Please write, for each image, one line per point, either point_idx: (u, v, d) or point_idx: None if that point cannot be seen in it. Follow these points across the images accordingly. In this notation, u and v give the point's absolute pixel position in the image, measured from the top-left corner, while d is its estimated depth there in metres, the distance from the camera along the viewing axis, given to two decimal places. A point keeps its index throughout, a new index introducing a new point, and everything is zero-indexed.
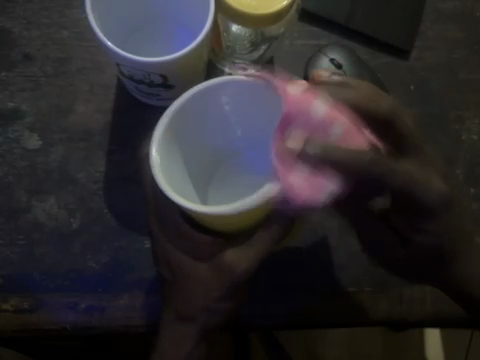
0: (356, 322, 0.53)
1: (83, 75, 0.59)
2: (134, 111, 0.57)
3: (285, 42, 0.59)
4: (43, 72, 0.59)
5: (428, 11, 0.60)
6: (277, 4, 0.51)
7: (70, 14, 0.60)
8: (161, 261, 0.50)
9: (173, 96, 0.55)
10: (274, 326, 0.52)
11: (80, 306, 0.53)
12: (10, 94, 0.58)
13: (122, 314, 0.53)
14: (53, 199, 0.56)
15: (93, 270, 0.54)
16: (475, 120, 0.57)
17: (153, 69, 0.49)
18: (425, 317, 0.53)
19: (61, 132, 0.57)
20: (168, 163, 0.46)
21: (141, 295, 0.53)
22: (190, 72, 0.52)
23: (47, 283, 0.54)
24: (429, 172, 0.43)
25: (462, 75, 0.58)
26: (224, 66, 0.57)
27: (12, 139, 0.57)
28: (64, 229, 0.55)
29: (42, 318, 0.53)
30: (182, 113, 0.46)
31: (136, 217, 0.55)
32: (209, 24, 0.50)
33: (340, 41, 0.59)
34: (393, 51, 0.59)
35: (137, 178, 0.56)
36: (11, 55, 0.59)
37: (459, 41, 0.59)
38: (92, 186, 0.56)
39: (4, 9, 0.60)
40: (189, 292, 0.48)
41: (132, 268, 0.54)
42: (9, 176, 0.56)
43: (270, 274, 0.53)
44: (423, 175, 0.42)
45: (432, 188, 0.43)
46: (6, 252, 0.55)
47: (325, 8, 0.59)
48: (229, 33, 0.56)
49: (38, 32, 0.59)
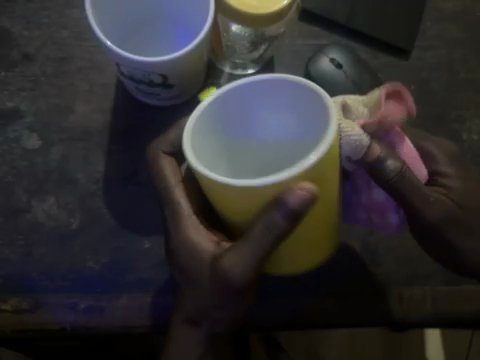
0: (355, 322, 0.52)
1: (83, 75, 0.59)
2: (135, 111, 0.57)
3: (285, 42, 0.59)
4: (43, 72, 0.59)
5: (429, 11, 0.60)
6: (278, 4, 0.51)
7: (70, 14, 0.61)
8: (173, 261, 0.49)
9: (172, 96, 0.55)
10: (274, 325, 0.52)
11: (79, 307, 0.52)
12: (10, 94, 0.58)
13: (122, 314, 0.52)
14: (52, 199, 0.56)
15: (93, 271, 0.54)
16: (475, 119, 0.56)
17: (153, 69, 0.49)
18: (440, 315, 0.52)
19: (61, 132, 0.57)
20: (201, 144, 0.41)
21: (141, 296, 0.53)
22: (190, 72, 0.52)
23: (46, 284, 0.53)
24: (364, 308, 0.52)
25: (462, 75, 0.58)
26: (225, 66, 0.58)
27: (11, 139, 0.57)
28: (63, 229, 0.55)
29: (43, 318, 0.52)
30: (218, 116, 0.41)
31: (136, 217, 0.55)
32: (208, 24, 0.50)
33: (341, 40, 0.59)
34: (393, 50, 0.59)
35: (136, 178, 0.56)
36: (10, 55, 0.59)
37: (460, 40, 0.59)
38: (91, 186, 0.56)
39: (4, 9, 0.61)
40: (194, 310, 0.47)
41: (132, 268, 0.53)
42: (8, 176, 0.56)
43: (285, 296, 0.53)
44: (369, 298, 0.52)
45: (380, 304, 0.52)
46: (5, 252, 0.54)
47: (324, 7, 0.59)
48: (229, 33, 0.57)
49: (38, 32, 0.60)
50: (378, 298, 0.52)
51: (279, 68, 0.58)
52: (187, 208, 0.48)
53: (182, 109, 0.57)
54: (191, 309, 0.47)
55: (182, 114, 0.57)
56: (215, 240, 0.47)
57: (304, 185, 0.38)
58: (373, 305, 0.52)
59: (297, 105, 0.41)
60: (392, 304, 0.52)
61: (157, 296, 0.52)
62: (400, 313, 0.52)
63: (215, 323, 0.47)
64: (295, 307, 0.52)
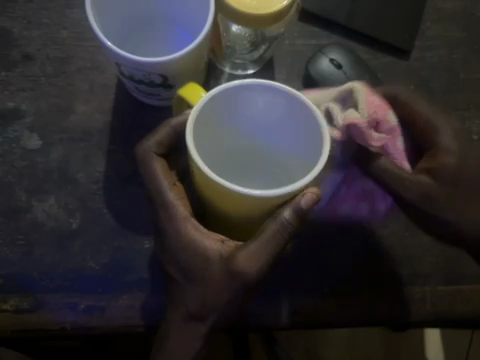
0: (356, 322, 0.52)
1: (83, 75, 0.59)
2: (135, 111, 0.57)
3: (285, 43, 0.59)
4: (43, 72, 0.59)
5: (429, 10, 0.60)
6: (278, 4, 0.51)
7: (70, 15, 0.61)
8: (168, 260, 0.48)
9: (171, 96, 0.55)
10: (274, 325, 0.52)
11: (79, 307, 0.53)
12: (10, 94, 0.58)
13: (121, 315, 0.52)
14: (52, 199, 0.56)
15: (93, 271, 0.54)
16: (475, 119, 0.56)
17: (152, 69, 0.49)
18: (440, 315, 0.52)
19: (61, 132, 0.57)
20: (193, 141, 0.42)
21: (141, 295, 0.53)
22: (190, 73, 0.52)
23: (46, 284, 0.53)
24: (364, 308, 0.52)
25: (462, 75, 0.58)
26: (225, 66, 0.58)
27: (11, 139, 0.57)
28: (64, 229, 0.55)
29: (44, 318, 0.52)
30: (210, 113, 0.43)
31: (136, 217, 0.55)
32: (208, 25, 0.50)
33: (341, 40, 0.59)
34: (393, 51, 0.59)
35: (136, 178, 0.56)
36: (11, 55, 0.59)
37: (459, 40, 0.59)
38: (92, 186, 0.56)
39: (4, 9, 0.61)
40: (197, 305, 0.46)
41: (132, 268, 0.54)
42: (8, 175, 0.56)
43: (285, 296, 0.53)
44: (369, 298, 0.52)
45: (380, 305, 0.52)
46: (5, 252, 0.54)
47: (325, 7, 0.59)
48: (229, 33, 0.57)
49: (38, 32, 0.60)
50: (379, 299, 0.52)
51: (278, 68, 0.58)
52: (185, 210, 0.47)
53: None
54: (193, 304, 0.47)
55: None
56: (221, 239, 0.46)
57: (309, 191, 0.41)
58: (373, 305, 0.52)
59: (290, 111, 0.44)
60: (392, 304, 0.52)
61: (158, 296, 0.53)
62: (400, 313, 0.52)
63: (213, 317, 0.47)
64: (295, 307, 0.52)
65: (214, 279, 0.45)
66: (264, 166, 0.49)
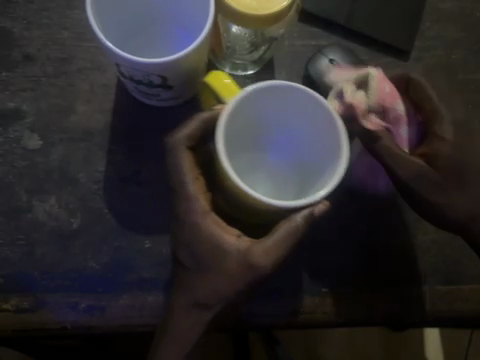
0: (356, 321, 0.53)
1: (84, 75, 0.59)
2: (136, 111, 0.58)
3: (285, 43, 0.59)
4: (43, 72, 0.59)
5: (429, 10, 0.60)
6: (278, 4, 0.51)
7: (71, 15, 0.60)
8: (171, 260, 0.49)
9: (170, 96, 0.55)
10: (274, 325, 0.52)
11: (80, 306, 0.53)
12: (10, 94, 0.58)
13: (121, 314, 0.53)
14: (53, 199, 0.56)
15: (93, 270, 0.54)
16: None
17: (152, 69, 0.49)
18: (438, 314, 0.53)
19: (61, 133, 0.58)
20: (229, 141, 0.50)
21: (141, 295, 0.53)
22: (190, 72, 0.52)
23: (47, 283, 0.54)
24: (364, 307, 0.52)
25: (461, 75, 0.59)
26: (224, 66, 0.58)
27: (12, 139, 0.57)
28: (64, 229, 0.55)
29: (44, 318, 0.53)
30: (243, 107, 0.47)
31: (137, 217, 0.55)
32: (208, 25, 0.50)
33: (341, 41, 0.59)
34: (393, 51, 0.59)
35: (137, 178, 0.56)
36: (11, 55, 0.59)
37: (459, 41, 0.60)
38: (92, 186, 0.56)
39: (4, 9, 0.60)
40: (207, 294, 0.47)
41: (132, 267, 0.54)
42: (9, 176, 0.56)
43: (285, 296, 0.53)
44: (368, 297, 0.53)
45: (380, 305, 0.52)
46: (5, 252, 0.54)
47: (325, 7, 0.59)
48: (229, 33, 0.56)
49: (38, 32, 0.60)
50: (378, 298, 0.53)
51: (278, 69, 0.58)
52: (204, 203, 0.48)
53: (181, 110, 0.58)
54: (205, 292, 0.47)
55: (182, 115, 0.58)
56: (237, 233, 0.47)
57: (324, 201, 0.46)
58: (372, 305, 0.53)
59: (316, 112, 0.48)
60: (392, 303, 0.53)
61: (158, 295, 0.53)
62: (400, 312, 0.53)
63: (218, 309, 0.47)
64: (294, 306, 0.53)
65: (227, 270, 0.46)
66: (285, 161, 0.53)
